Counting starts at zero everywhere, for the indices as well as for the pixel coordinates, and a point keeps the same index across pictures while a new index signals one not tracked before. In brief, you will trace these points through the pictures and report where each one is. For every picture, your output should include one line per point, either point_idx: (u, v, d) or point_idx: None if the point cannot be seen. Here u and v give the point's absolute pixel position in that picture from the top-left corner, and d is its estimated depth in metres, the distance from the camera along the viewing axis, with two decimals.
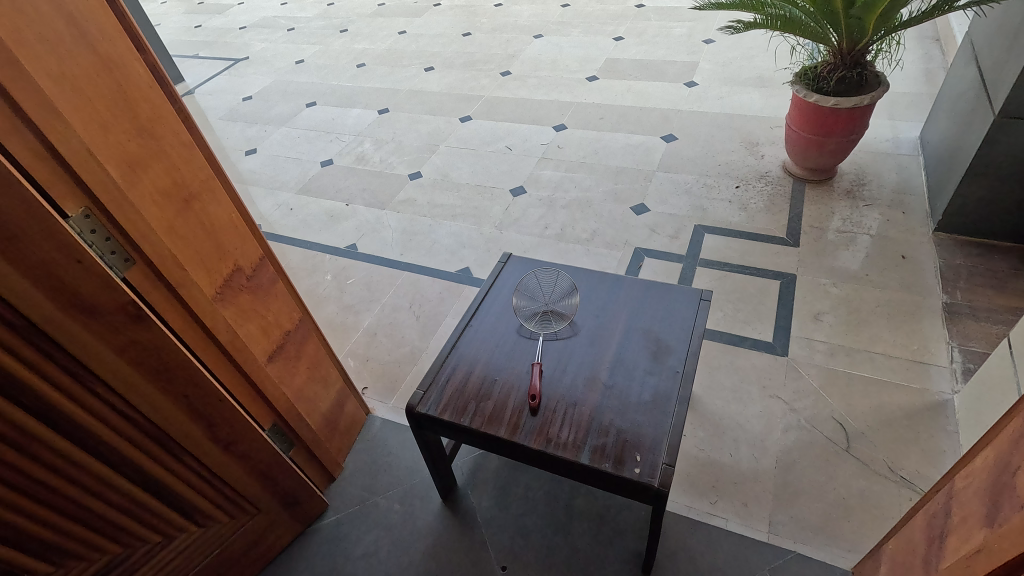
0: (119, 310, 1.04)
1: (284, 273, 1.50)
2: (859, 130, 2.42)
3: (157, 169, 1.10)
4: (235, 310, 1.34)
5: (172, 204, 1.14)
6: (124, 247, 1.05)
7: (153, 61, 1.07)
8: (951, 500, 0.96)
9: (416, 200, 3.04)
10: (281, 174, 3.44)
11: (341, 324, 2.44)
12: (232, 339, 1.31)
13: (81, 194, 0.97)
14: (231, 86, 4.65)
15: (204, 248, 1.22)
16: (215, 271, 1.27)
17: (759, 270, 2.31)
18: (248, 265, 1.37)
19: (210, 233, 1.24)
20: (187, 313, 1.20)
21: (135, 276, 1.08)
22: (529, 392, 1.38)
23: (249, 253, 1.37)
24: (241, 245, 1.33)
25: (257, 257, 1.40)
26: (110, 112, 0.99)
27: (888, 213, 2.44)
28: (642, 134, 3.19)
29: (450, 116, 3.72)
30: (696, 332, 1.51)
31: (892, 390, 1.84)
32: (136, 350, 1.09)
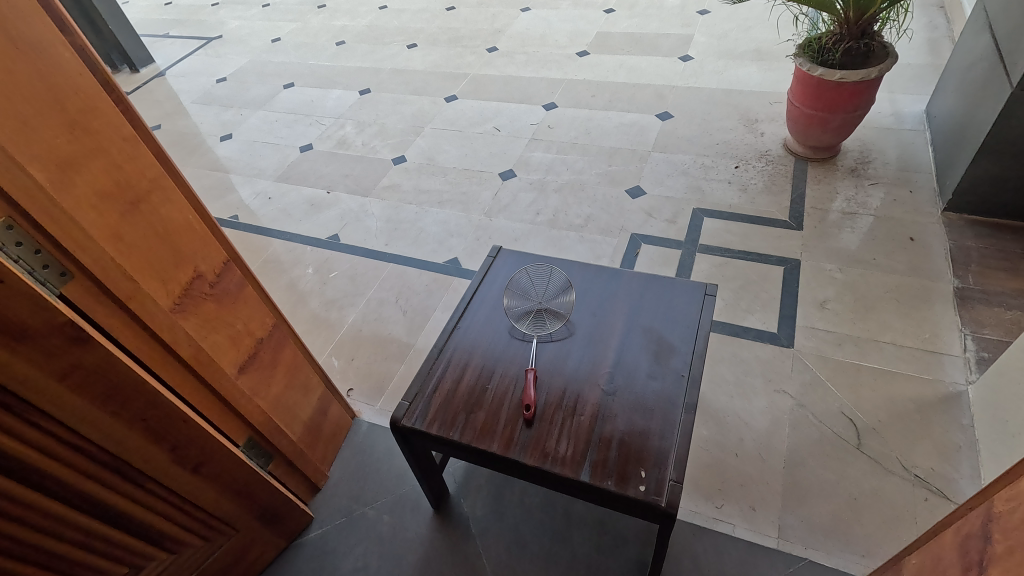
0: (56, 332, 0.92)
1: (253, 276, 1.37)
2: (866, 105, 2.30)
3: (95, 169, 0.96)
4: (199, 320, 1.22)
5: (116, 208, 1.01)
6: (58, 259, 0.92)
7: (83, 44, 0.93)
8: (991, 520, 0.87)
9: (400, 186, 2.90)
10: (258, 160, 3.27)
11: (323, 321, 2.31)
12: (195, 353, 1.19)
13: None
14: (204, 67, 4.43)
15: (156, 255, 1.09)
16: (173, 279, 1.14)
17: (761, 255, 2.20)
18: (212, 271, 1.25)
19: (163, 238, 1.11)
20: (141, 328, 1.08)
21: (74, 291, 0.96)
22: (523, 402, 1.28)
23: (211, 257, 1.23)
24: (202, 249, 1.20)
25: (221, 261, 1.27)
26: (31, 106, 0.86)
27: (895, 192, 2.33)
28: (636, 112, 3.04)
29: (435, 96, 3.54)
30: (701, 330, 1.40)
31: (903, 382, 1.75)
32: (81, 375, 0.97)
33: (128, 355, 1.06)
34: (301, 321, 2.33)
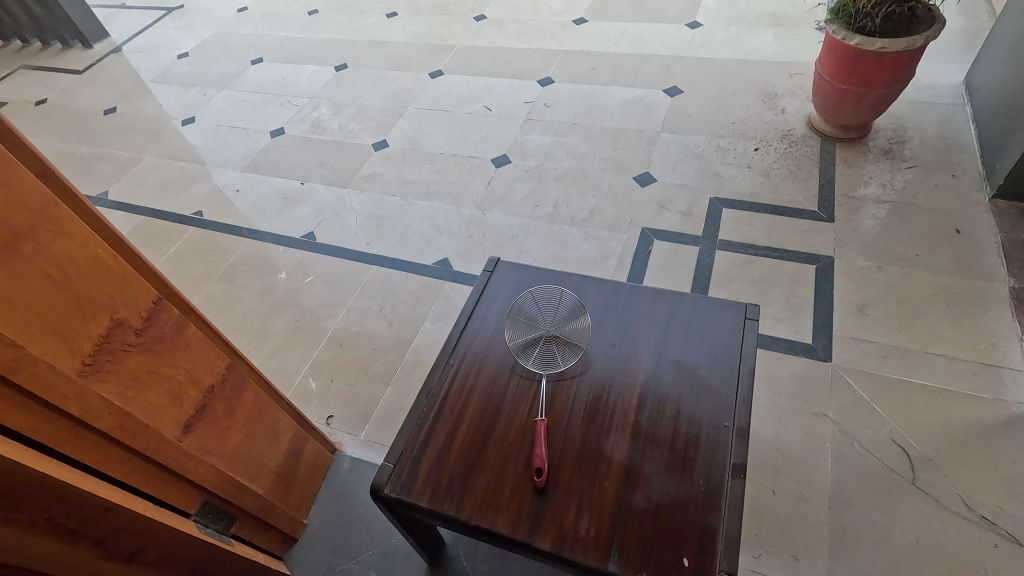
0: None
1: (195, 313, 1.11)
2: (907, 78, 2.02)
3: None
4: (123, 380, 0.96)
5: None
6: None
7: None
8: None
9: (383, 176, 2.61)
10: (225, 147, 2.96)
11: (299, 335, 2.06)
12: (120, 422, 0.94)
13: None
14: (164, 41, 4.04)
15: (51, 307, 0.83)
16: (80, 335, 0.88)
17: (789, 252, 1.96)
18: (138, 315, 0.98)
19: (59, 284, 0.84)
20: (37, 405, 0.82)
21: None
22: (533, 464, 1.05)
23: (135, 298, 0.97)
24: (120, 290, 0.94)
25: (150, 300, 1.00)
26: None
27: (936, 177, 2.08)
28: (642, 88, 2.75)
29: (418, 71, 3.22)
30: (745, 364, 1.16)
31: (960, 401, 1.54)
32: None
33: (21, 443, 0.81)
34: (274, 335, 2.08)
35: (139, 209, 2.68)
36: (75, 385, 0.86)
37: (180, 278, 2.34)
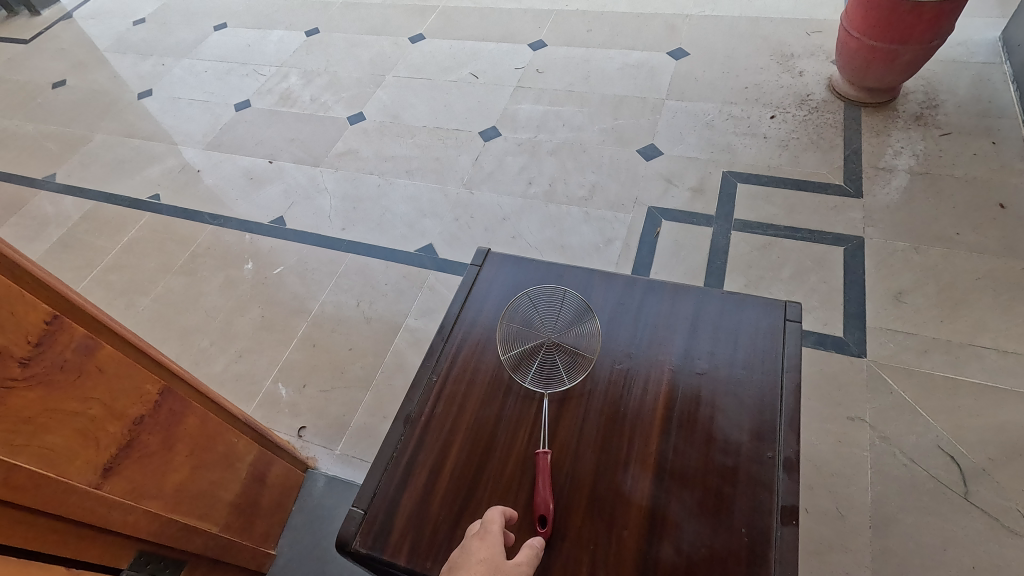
0: None
1: (109, 330, 0.89)
2: (947, 32, 1.80)
3: None
4: (5, 426, 0.74)
5: None
6: None
7: None
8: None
9: (359, 152, 2.36)
10: (185, 122, 2.69)
11: (267, 333, 1.84)
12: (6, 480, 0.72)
13: None
14: (119, 5, 3.70)
15: None
16: None
17: (813, 233, 1.76)
18: (21, 340, 0.76)
19: None
20: None
21: None
22: (535, 511, 0.85)
23: (14, 319, 0.74)
24: None
25: (39, 320, 0.78)
26: None
27: (974, 145, 1.87)
28: (643, 50, 2.50)
29: (398, 35, 2.93)
30: (790, 377, 0.95)
31: (1014, 402, 1.36)
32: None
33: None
34: (240, 333, 1.86)
35: (89, 193, 2.42)
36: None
37: (135, 271, 2.10)
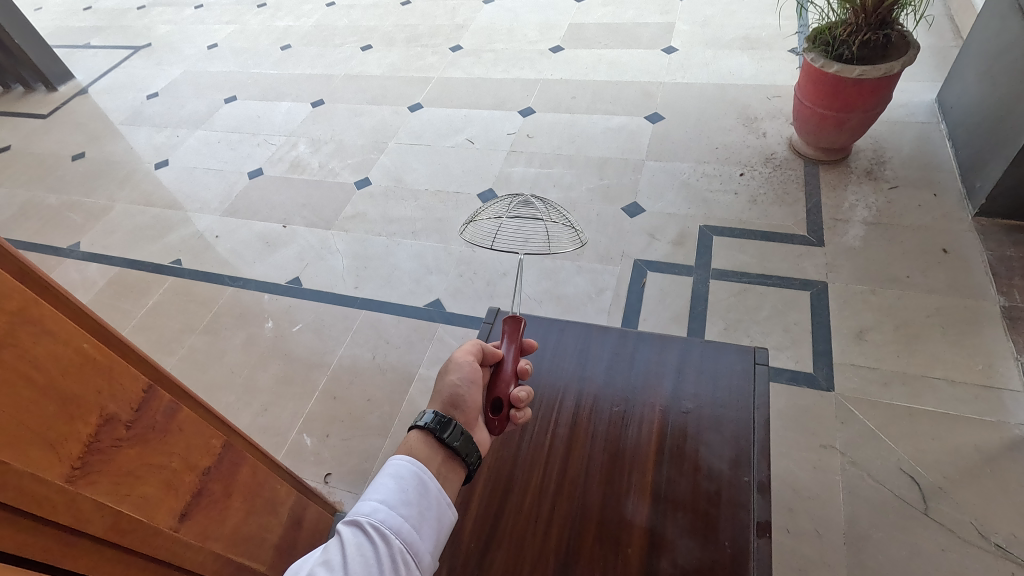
0: None
1: (187, 393, 1.05)
2: (886, 101, 2.07)
3: None
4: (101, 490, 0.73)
5: None
6: None
7: None
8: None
9: (367, 215, 2.57)
10: (201, 190, 2.88)
11: (289, 387, 1.99)
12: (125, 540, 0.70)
13: None
14: (131, 81, 3.93)
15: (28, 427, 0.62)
16: (58, 447, 0.67)
17: (783, 278, 1.97)
18: (126, 408, 0.79)
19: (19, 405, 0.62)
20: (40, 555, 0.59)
21: None
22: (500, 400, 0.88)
23: (127, 390, 0.79)
24: (109, 387, 0.76)
25: (139, 389, 0.81)
26: None
27: (919, 196, 2.12)
28: (623, 115, 2.77)
29: (397, 104, 3.19)
30: (760, 416, 1.14)
31: (965, 426, 1.54)
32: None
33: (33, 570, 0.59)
34: (263, 389, 2.00)
35: (113, 260, 2.58)
36: (70, 502, 0.62)
37: (159, 333, 2.24)
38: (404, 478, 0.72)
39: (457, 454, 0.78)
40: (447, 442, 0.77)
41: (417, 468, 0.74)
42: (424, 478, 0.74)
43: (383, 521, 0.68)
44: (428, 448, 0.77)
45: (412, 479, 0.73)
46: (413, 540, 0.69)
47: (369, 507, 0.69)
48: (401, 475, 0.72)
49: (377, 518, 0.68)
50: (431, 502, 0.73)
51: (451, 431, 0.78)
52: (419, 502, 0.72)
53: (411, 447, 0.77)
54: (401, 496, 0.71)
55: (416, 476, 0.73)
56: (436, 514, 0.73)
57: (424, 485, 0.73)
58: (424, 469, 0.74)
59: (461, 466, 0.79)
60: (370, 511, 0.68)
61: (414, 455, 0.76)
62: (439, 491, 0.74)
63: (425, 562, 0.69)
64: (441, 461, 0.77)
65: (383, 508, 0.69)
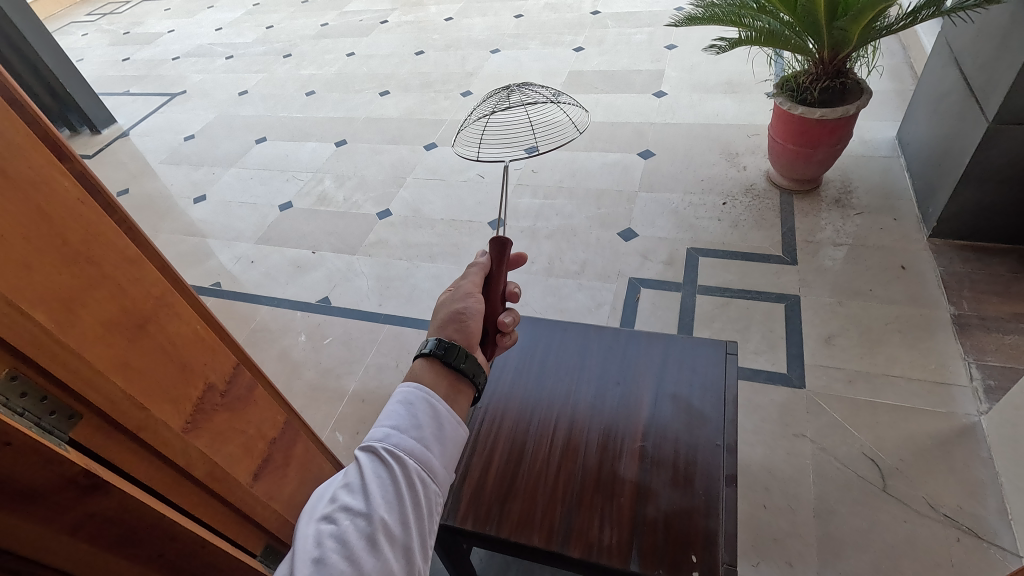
0: (75, 490, 0.56)
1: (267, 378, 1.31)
2: (846, 139, 2.37)
3: (97, 293, 0.68)
4: (223, 439, 0.86)
5: (125, 331, 0.71)
6: (68, 399, 0.60)
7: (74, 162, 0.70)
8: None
9: (388, 241, 2.84)
10: (237, 221, 3.17)
11: (321, 392, 2.22)
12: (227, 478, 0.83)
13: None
14: (168, 124, 4.30)
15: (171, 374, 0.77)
16: (185, 396, 0.81)
17: (761, 292, 2.22)
18: (222, 376, 0.89)
19: (172, 358, 0.78)
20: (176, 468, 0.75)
21: (88, 434, 0.62)
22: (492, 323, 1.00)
23: (220, 363, 0.88)
24: (216, 356, 0.87)
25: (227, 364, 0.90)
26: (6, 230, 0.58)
27: (881, 220, 2.39)
28: (618, 152, 3.07)
29: (414, 144, 3.51)
30: (730, 395, 1.38)
31: (919, 416, 1.76)
32: (99, 532, 0.60)
33: (212, 500, 0.81)
34: (297, 394, 2.23)
35: None
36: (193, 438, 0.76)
37: None
38: (413, 405, 0.81)
39: (463, 374, 0.88)
40: (451, 363, 0.87)
41: (423, 393, 0.82)
42: (430, 402, 0.82)
43: (394, 444, 0.77)
44: (435, 373, 0.86)
45: (419, 404, 0.81)
46: (424, 457, 0.78)
47: (381, 433, 0.78)
48: (409, 401, 0.81)
49: (390, 442, 0.77)
50: (438, 424, 0.82)
51: (452, 353, 0.87)
52: (427, 424, 0.80)
53: (418, 374, 0.87)
54: (410, 420, 0.80)
55: (422, 401, 0.82)
56: (445, 432, 0.82)
57: (431, 408, 0.82)
58: (430, 394, 0.83)
59: (469, 383, 0.89)
60: (383, 437, 0.78)
61: (421, 381, 0.85)
62: (446, 411, 0.82)
63: (439, 475, 0.79)
64: (449, 381, 0.87)
65: (394, 433, 0.78)
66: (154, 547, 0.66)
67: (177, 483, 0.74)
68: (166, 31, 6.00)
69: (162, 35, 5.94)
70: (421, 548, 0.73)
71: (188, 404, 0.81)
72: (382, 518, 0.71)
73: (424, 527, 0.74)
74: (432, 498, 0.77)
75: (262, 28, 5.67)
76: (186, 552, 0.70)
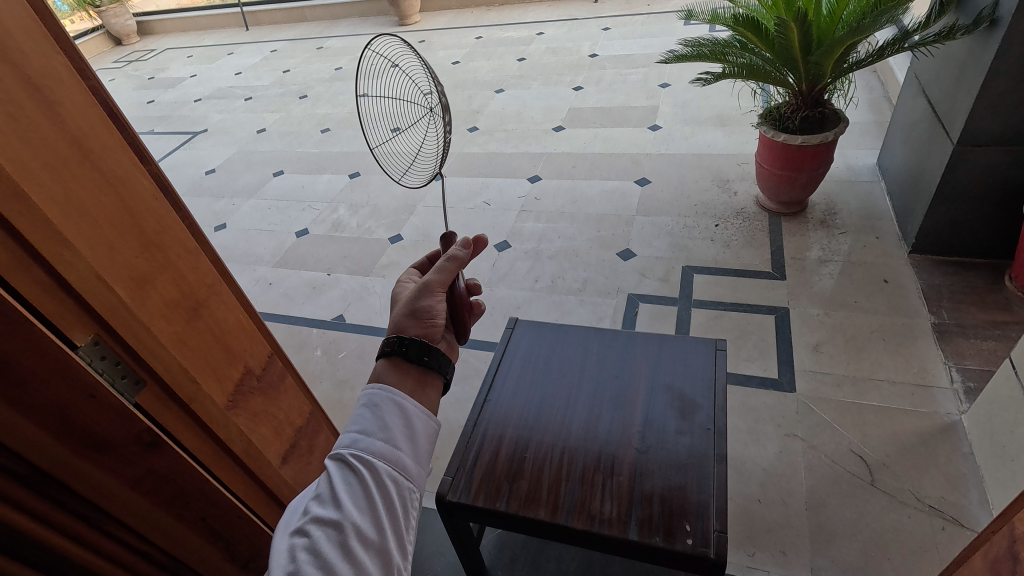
0: (135, 439, 0.70)
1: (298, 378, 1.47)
2: (827, 163, 2.55)
3: (164, 281, 0.82)
4: (250, 417, 1.00)
5: (180, 316, 0.85)
6: (131, 365, 0.75)
7: (158, 171, 0.86)
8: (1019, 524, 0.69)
9: (400, 263, 3.01)
10: (256, 247, 3.35)
11: (337, 402, 2.34)
12: (248, 449, 0.96)
13: (83, 319, 0.68)
14: (191, 160, 4.54)
15: (215, 356, 0.92)
16: (225, 376, 0.94)
17: (752, 305, 2.35)
18: (257, 362, 1.03)
19: (218, 340, 0.92)
20: (207, 436, 0.88)
21: (147, 399, 0.77)
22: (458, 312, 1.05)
23: (257, 349, 1.03)
24: (252, 343, 1.01)
25: (264, 352, 1.05)
26: (113, 228, 0.74)
27: (863, 239, 2.54)
28: (616, 180, 3.27)
29: (424, 175, 3.73)
30: (718, 385, 1.49)
31: (902, 416, 1.86)
32: (154, 488, 0.73)
33: (243, 472, 0.97)
34: None
35: None
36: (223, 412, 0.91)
37: None
38: (379, 406, 0.80)
39: (428, 368, 0.88)
40: (415, 359, 0.87)
41: (387, 394, 0.81)
42: (395, 402, 0.81)
43: (363, 448, 0.75)
44: (400, 370, 0.86)
45: (385, 405, 0.80)
46: (395, 457, 0.76)
47: (348, 439, 0.76)
48: (374, 403, 0.80)
49: (358, 447, 0.76)
50: (407, 422, 0.80)
51: (415, 350, 0.87)
52: (394, 425, 0.79)
53: (383, 375, 0.86)
54: (376, 422, 0.78)
55: (387, 401, 0.81)
56: (415, 429, 0.81)
57: (397, 407, 0.81)
58: (395, 393, 0.82)
59: (437, 376, 0.89)
60: (349, 442, 0.76)
61: (385, 381, 0.85)
62: (413, 408, 0.82)
63: (413, 472, 0.78)
64: (415, 377, 0.87)
65: (361, 437, 0.76)
66: (195, 508, 0.80)
67: (215, 454, 0.90)
68: (188, 76, 6.37)
69: (185, 79, 6.29)
70: (398, 549, 0.72)
71: (230, 382, 0.95)
72: (354, 524, 0.69)
73: (400, 527, 0.73)
74: (407, 496, 0.76)
75: (279, 72, 6.02)
76: (221, 514, 0.84)
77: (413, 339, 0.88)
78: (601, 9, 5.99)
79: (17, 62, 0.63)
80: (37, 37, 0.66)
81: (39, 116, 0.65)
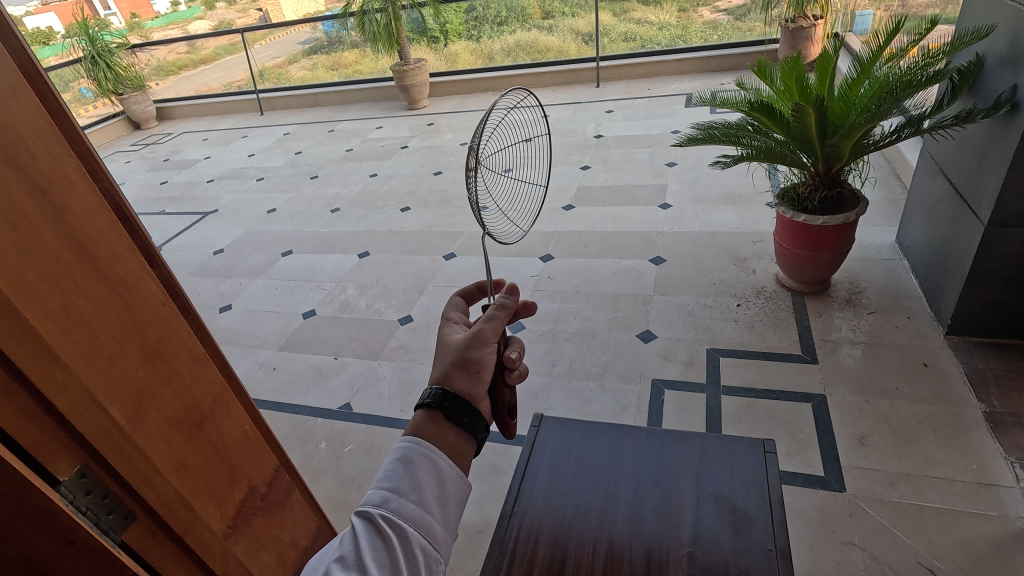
0: None
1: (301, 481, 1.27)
2: (849, 243, 2.50)
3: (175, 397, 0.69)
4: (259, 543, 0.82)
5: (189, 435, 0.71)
6: (119, 498, 0.61)
7: (169, 274, 0.76)
8: None
9: (409, 346, 2.90)
10: (260, 330, 3.25)
11: (340, 503, 2.16)
12: None
13: (64, 452, 0.55)
14: (199, 240, 4.54)
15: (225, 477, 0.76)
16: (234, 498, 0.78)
17: (786, 392, 2.22)
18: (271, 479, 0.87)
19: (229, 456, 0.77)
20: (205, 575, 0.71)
21: (138, 536, 0.63)
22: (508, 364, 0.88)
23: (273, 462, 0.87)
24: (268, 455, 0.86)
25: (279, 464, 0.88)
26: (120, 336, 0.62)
27: (895, 319, 2.44)
28: (630, 258, 3.22)
29: (434, 254, 3.70)
30: (773, 495, 1.34)
31: (970, 520, 1.68)
32: None
33: None
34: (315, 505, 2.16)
35: None
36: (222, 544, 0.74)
37: None
38: (413, 461, 0.70)
39: (467, 432, 0.74)
40: (454, 419, 0.73)
41: (423, 449, 0.71)
42: (431, 458, 0.70)
43: (393, 510, 0.66)
44: (437, 428, 0.73)
45: (420, 462, 0.70)
46: (426, 524, 0.67)
47: (377, 497, 0.67)
48: (408, 458, 0.70)
49: (387, 507, 0.66)
50: (440, 483, 0.70)
51: (457, 408, 0.74)
52: (427, 485, 0.69)
53: (418, 428, 0.73)
54: (409, 481, 0.68)
55: (422, 458, 0.70)
56: (447, 492, 0.71)
57: (432, 465, 0.70)
58: (431, 449, 0.71)
59: (470, 441, 0.75)
60: (379, 502, 0.66)
61: (422, 436, 0.72)
62: (448, 469, 0.71)
63: (442, 542, 0.68)
64: (452, 439, 0.73)
65: (393, 496, 0.67)
66: None
67: None
68: (202, 158, 6.54)
69: (198, 161, 6.46)
70: None
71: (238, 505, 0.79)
72: None
73: None
74: (434, 569, 0.66)
75: (291, 153, 6.18)
76: None
77: (456, 396, 0.74)
78: (603, 94, 6.23)
79: (24, 164, 0.54)
80: (49, 136, 0.57)
81: (46, 223, 0.55)
